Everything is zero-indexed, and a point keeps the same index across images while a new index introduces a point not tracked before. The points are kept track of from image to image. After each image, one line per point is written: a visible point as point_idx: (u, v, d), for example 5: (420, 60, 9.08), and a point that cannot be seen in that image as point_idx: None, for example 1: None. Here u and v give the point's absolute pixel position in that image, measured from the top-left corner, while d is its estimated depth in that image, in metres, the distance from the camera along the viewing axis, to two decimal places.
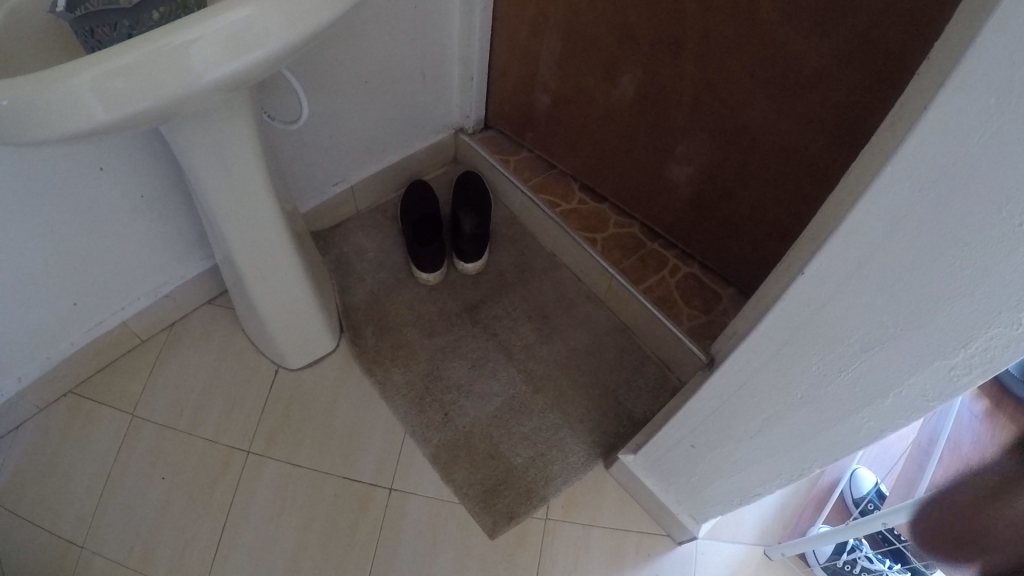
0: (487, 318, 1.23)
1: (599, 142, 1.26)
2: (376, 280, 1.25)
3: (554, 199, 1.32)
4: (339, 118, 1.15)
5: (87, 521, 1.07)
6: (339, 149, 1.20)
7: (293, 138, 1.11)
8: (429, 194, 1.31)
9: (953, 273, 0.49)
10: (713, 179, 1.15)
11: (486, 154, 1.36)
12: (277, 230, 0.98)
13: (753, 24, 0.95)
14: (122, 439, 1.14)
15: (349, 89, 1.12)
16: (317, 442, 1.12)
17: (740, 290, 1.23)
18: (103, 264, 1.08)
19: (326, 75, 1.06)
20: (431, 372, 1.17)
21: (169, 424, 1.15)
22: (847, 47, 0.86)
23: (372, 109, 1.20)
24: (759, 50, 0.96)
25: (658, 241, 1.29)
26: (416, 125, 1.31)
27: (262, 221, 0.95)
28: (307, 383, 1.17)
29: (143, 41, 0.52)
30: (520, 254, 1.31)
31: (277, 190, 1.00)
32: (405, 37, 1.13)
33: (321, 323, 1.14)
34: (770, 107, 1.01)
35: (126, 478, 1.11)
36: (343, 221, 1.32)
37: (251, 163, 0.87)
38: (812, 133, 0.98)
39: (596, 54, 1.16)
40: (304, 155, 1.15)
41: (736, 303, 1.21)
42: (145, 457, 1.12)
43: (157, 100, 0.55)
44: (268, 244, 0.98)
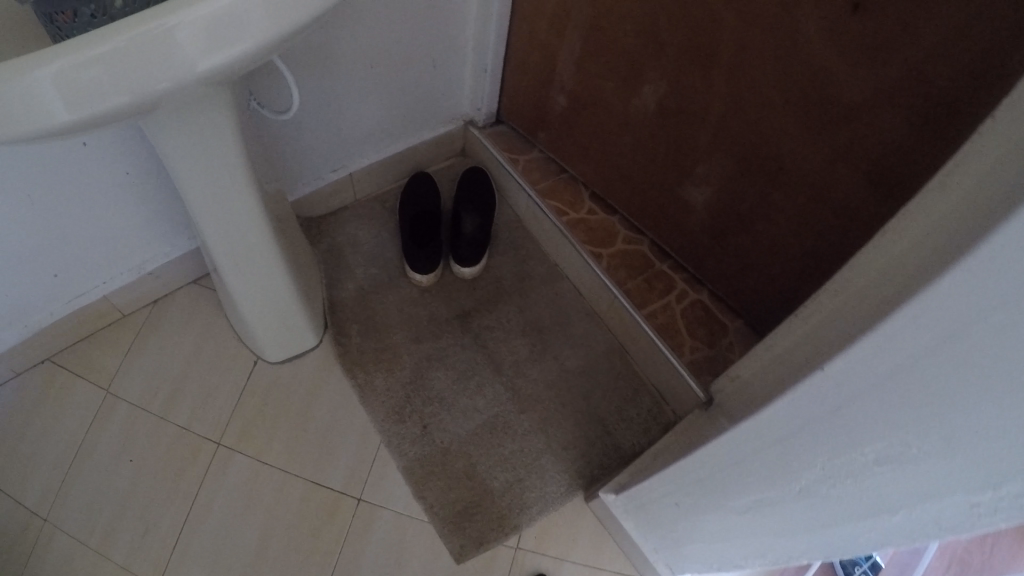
0: (479, 328, 1.15)
1: (614, 151, 1.18)
2: (367, 276, 1.18)
3: (562, 207, 1.24)
4: (342, 105, 1.08)
5: (51, 497, 1.01)
6: (339, 136, 1.13)
7: (287, 127, 1.04)
8: (432, 189, 1.25)
9: (996, 404, 0.41)
10: (733, 206, 1.07)
11: (495, 152, 1.28)
12: (262, 225, 0.91)
13: (792, 47, 0.86)
14: (93, 415, 1.07)
15: (355, 76, 1.05)
16: (289, 442, 1.06)
17: (748, 324, 1.15)
18: (83, 237, 1.00)
19: (327, 63, 0.99)
20: (413, 382, 1.10)
21: (141, 406, 1.07)
22: (896, 84, 0.78)
23: (379, 96, 1.13)
24: (797, 75, 0.88)
25: (667, 262, 1.21)
26: (424, 115, 1.23)
27: (246, 215, 0.88)
28: (286, 379, 1.10)
29: (115, 31, 0.44)
30: (521, 260, 1.23)
31: (263, 181, 0.93)
32: (421, 22, 1.05)
33: (304, 319, 1.07)
34: (802, 139, 0.92)
35: (93, 458, 1.04)
36: (338, 209, 1.25)
37: (235, 159, 0.79)
38: (847, 171, 0.90)
39: (620, 60, 1.08)
40: (301, 141, 1.08)
41: (743, 339, 1.13)
42: (114, 438, 1.05)
43: (134, 97, 0.47)
44: (252, 238, 0.91)
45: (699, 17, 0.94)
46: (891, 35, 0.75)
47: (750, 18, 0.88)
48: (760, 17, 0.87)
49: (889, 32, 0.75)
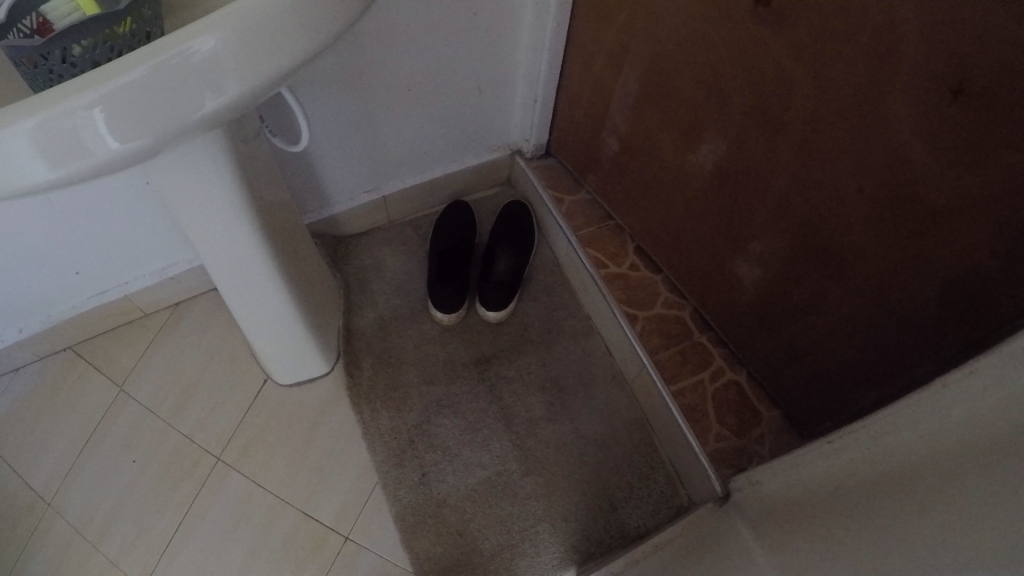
0: (496, 378, 1.10)
1: (666, 208, 1.08)
2: (388, 306, 1.15)
3: (603, 258, 1.16)
4: (376, 127, 1.06)
5: (57, 483, 1.01)
6: (371, 156, 1.11)
7: (310, 151, 1.03)
8: (469, 221, 1.20)
9: None
10: (785, 291, 0.96)
11: (542, 190, 1.22)
12: (271, 264, 0.87)
13: (875, 133, 0.75)
14: (105, 410, 1.07)
15: (389, 98, 1.03)
16: (285, 468, 1.02)
17: (784, 416, 1.05)
18: (107, 243, 1.00)
19: (345, 89, 0.96)
20: (419, 425, 1.06)
21: (150, 408, 1.07)
22: (990, 195, 0.67)
23: (417, 119, 1.10)
24: (874, 164, 0.77)
25: (709, 334, 1.11)
26: (467, 142, 1.19)
27: (249, 254, 0.83)
28: (292, 404, 1.07)
29: (94, 80, 0.38)
30: (551, 309, 1.17)
31: (277, 216, 0.89)
32: (461, 43, 1.01)
33: (315, 346, 1.04)
34: (871, 235, 0.82)
35: (101, 450, 1.03)
36: (366, 230, 1.23)
37: (237, 198, 0.75)
38: (918, 281, 0.79)
39: (680, 113, 0.99)
40: (332, 161, 1.07)
41: (777, 432, 1.04)
42: (123, 434, 1.05)
43: (128, 150, 0.42)
44: (260, 275, 0.87)
45: (772, 80, 0.84)
46: (991, 138, 0.64)
47: (831, 93, 0.78)
48: (841, 93, 0.77)
49: (989, 134, 0.64)
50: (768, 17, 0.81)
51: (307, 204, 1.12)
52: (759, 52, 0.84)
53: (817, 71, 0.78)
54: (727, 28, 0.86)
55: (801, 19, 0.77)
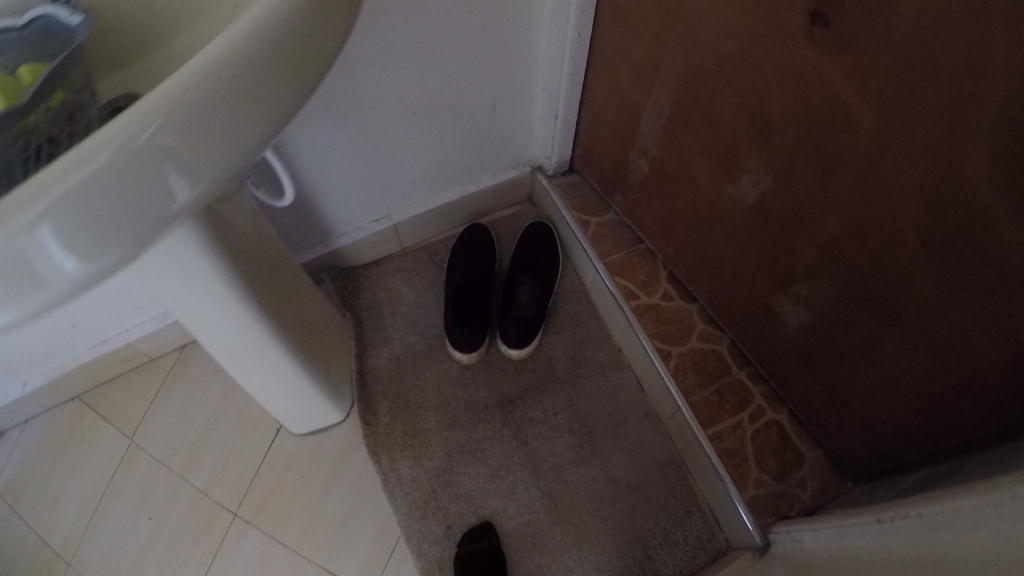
0: (521, 420, 1.05)
1: (703, 237, 1.00)
2: (404, 344, 1.09)
3: (633, 288, 1.08)
4: (377, 148, 1.00)
5: (74, 545, 0.97)
6: (374, 185, 1.05)
7: (302, 191, 0.98)
8: (489, 248, 1.14)
9: None
10: (833, 336, 0.88)
11: (566, 212, 1.14)
12: (267, 327, 0.79)
13: (950, 183, 0.65)
14: (116, 464, 1.02)
15: (388, 116, 0.96)
16: (304, 522, 0.96)
17: (828, 457, 0.98)
18: (102, 297, 0.93)
19: (327, 124, 0.90)
20: (442, 474, 1.00)
21: (162, 459, 1.02)
22: None
23: (422, 137, 1.03)
24: (941, 217, 0.68)
25: (747, 369, 1.04)
26: (481, 161, 1.11)
27: (240, 320, 0.75)
28: (308, 454, 1.02)
29: (31, 187, 0.27)
30: (578, 342, 1.11)
31: (267, 271, 0.80)
32: (463, 54, 0.92)
33: (328, 394, 0.98)
34: (933, 290, 0.73)
35: (116, 506, 0.99)
36: (379, 259, 1.17)
37: (218, 270, 0.67)
38: (985, 344, 0.71)
39: (717, 139, 0.88)
40: (334, 190, 1.01)
41: (821, 475, 0.97)
42: (136, 490, 1.00)
43: (97, 268, 0.32)
44: (256, 339, 0.80)
45: (827, 115, 0.74)
46: None
47: (901, 137, 0.67)
48: (911, 136, 0.66)
49: None
50: (824, 46, 0.70)
51: (311, 242, 1.07)
52: (813, 83, 0.73)
53: (884, 110, 0.68)
54: (774, 53, 0.75)
55: (869, 51, 0.66)
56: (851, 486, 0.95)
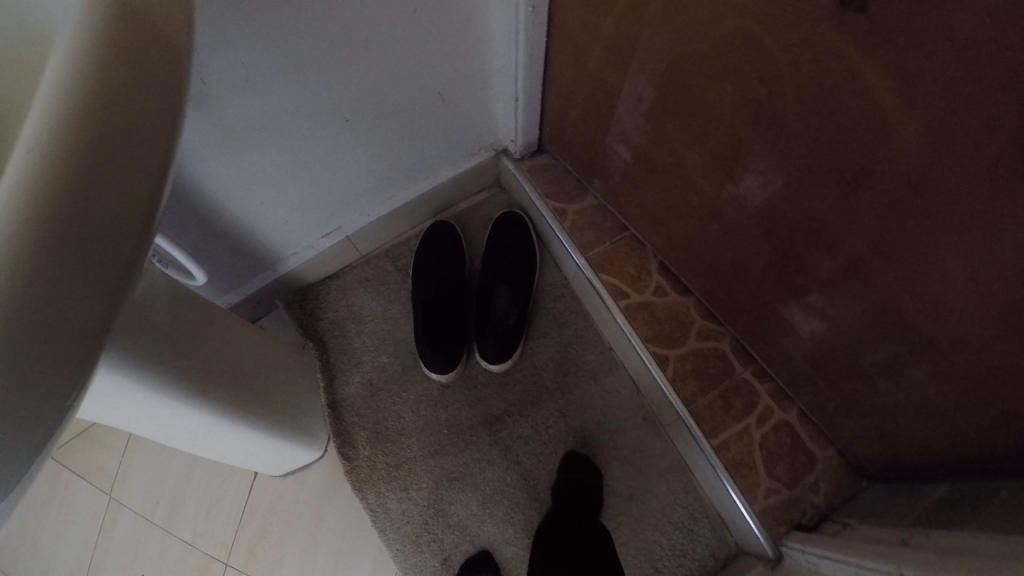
0: (509, 438, 0.97)
1: (706, 231, 0.86)
2: (375, 366, 1.01)
3: (621, 285, 0.99)
4: (313, 163, 0.85)
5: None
6: (314, 207, 0.92)
7: (228, 237, 0.87)
8: (458, 251, 1.04)
9: None
10: (849, 353, 0.77)
11: (540, 203, 1.03)
12: (215, 413, 0.73)
13: (1013, 220, 0.50)
14: (99, 521, 0.97)
15: (317, 129, 0.81)
16: (298, 564, 0.91)
17: (845, 456, 0.89)
18: None
19: (220, 170, 0.77)
20: (433, 504, 0.93)
21: (144, 514, 0.96)
22: None
23: (366, 142, 0.87)
24: (997, 256, 0.53)
25: (753, 366, 0.95)
26: (441, 152, 0.97)
27: (177, 412, 0.69)
28: (289, 496, 0.95)
29: None
30: (565, 345, 1.03)
31: (207, 347, 0.73)
32: (397, 46, 0.75)
33: (297, 435, 0.89)
34: (976, 328, 0.60)
35: (105, 569, 0.94)
36: (340, 270, 1.06)
37: (128, 386, 0.61)
38: None
39: (711, 133, 0.74)
40: (272, 215, 0.89)
41: (834, 476, 0.89)
42: (123, 550, 0.95)
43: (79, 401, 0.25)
44: (205, 424, 0.74)
45: (856, 127, 0.57)
46: None
47: (959, 164, 0.51)
48: (965, 160, 0.51)
49: None
50: (845, 47, 0.53)
51: (260, 276, 0.97)
52: (833, 90, 0.57)
53: (935, 131, 0.51)
54: (775, 47, 0.59)
55: (930, 62, 0.48)
56: (866, 486, 0.87)
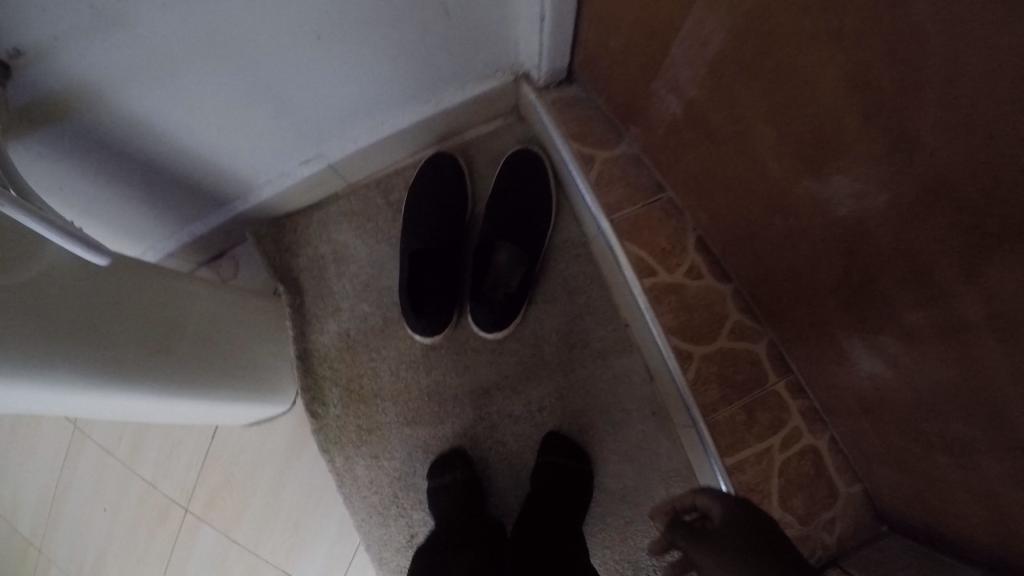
0: (496, 416, 0.86)
1: (767, 223, 0.68)
2: (353, 316, 0.90)
3: (649, 260, 0.82)
4: (285, 85, 0.69)
5: (42, 531, 0.94)
6: (278, 136, 0.78)
7: (171, 167, 0.75)
8: (457, 190, 0.91)
9: None
10: (908, 411, 0.62)
11: (564, 147, 0.87)
12: (156, 395, 0.61)
13: None
14: (65, 449, 0.94)
15: (284, 50, 0.63)
16: (257, 521, 0.87)
17: (869, 494, 0.78)
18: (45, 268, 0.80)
19: (131, 109, 0.63)
20: (404, 477, 0.85)
21: (108, 448, 0.93)
22: None
23: (352, 64, 0.69)
24: None
25: (788, 377, 0.80)
26: (451, 69, 0.79)
27: (100, 403, 0.56)
28: (253, 448, 0.89)
29: None
30: (572, 316, 0.88)
31: (125, 319, 0.59)
32: None
33: (263, 390, 0.81)
34: None
35: (73, 497, 0.93)
36: (323, 200, 0.95)
37: (26, 393, 0.47)
38: None
39: (793, 114, 0.55)
40: (237, 133, 0.74)
41: (851, 514, 0.78)
42: (88, 479, 0.93)
43: None
44: (144, 408, 0.62)
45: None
46: None
47: None
48: None
49: None
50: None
51: (223, 203, 0.87)
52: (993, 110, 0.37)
53: None
54: (914, 21, 0.38)
55: None
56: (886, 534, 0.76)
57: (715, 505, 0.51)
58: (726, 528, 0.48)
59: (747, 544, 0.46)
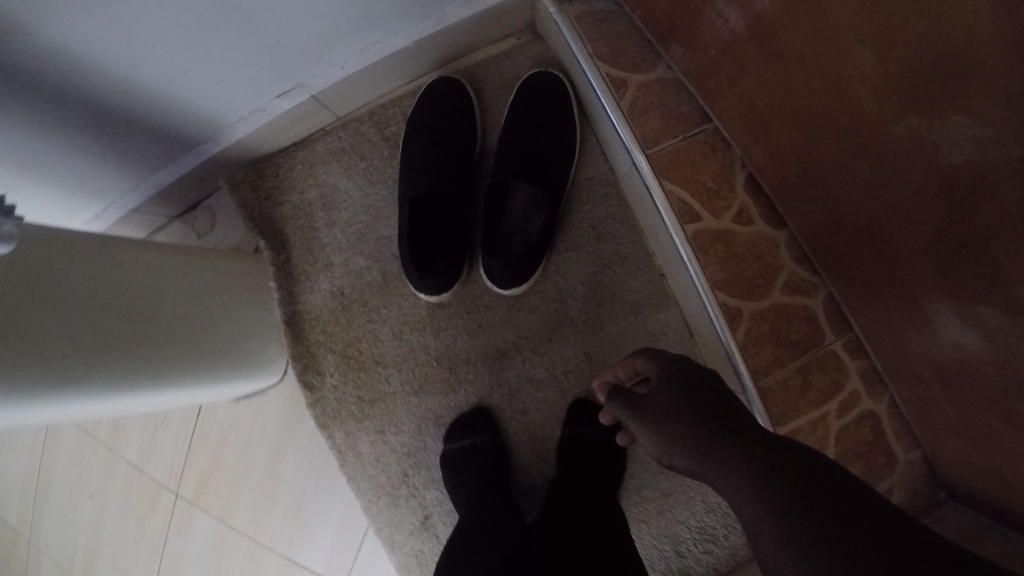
0: (516, 382, 0.77)
1: (853, 166, 0.57)
2: (347, 272, 0.79)
3: (692, 202, 0.71)
4: None
5: (30, 517, 0.91)
6: (244, 66, 0.66)
7: (116, 106, 0.64)
8: (461, 124, 0.78)
9: None
10: (1002, 387, 0.53)
11: (591, 68, 0.73)
12: (97, 381, 0.51)
13: None
14: (41, 434, 0.91)
15: None
16: (253, 504, 0.83)
17: (931, 462, 0.71)
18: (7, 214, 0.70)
19: (51, 25, 0.51)
20: (415, 452, 0.78)
21: (87, 432, 0.89)
22: None
23: None
24: None
25: (847, 335, 0.72)
26: None
27: (53, 412, 0.49)
28: (244, 426, 0.84)
29: None
30: (597, 267, 0.77)
31: (83, 313, 0.51)
32: None
33: (237, 351, 0.71)
34: None
35: (57, 484, 0.90)
36: (307, 137, 0.82)
37: None
38: None
39: (907, 41, 0.46)
40: (185, 53, 0.61)
41: (909, 484, 0.72)
42: (72, 465, 0.90)
43: None
44: (111, 398, 0.53)
45: None
46: None
47: None
48: None
49: None
50: None
51: (190, 144, 0.75)
52: None
53: None
54: None
55: None
56: (945, 501, 0.70)
57: (652, 365, 0.50)
58: (662, 383, 0.47)
59: (680, 390, 0.44)
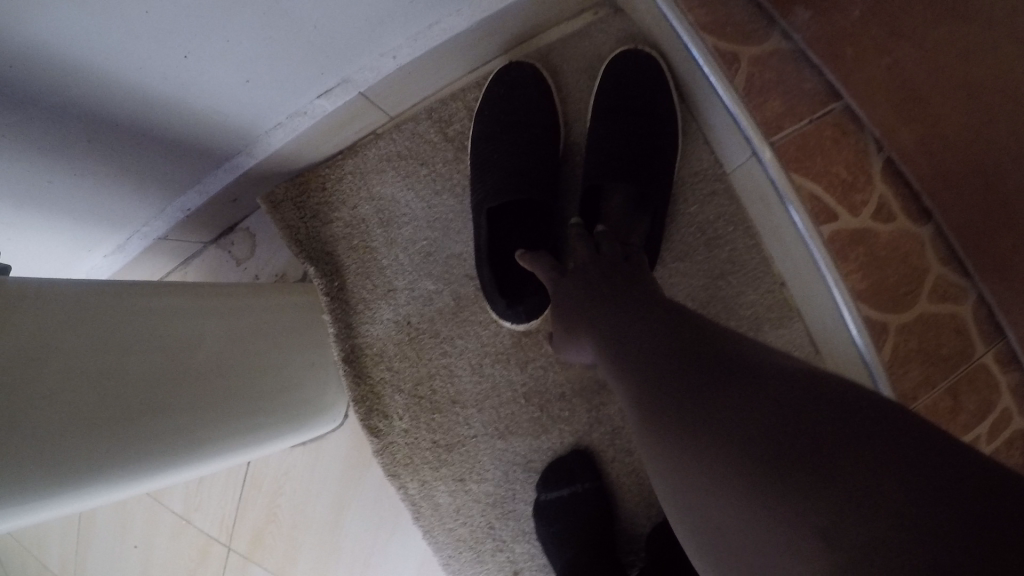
0: (618, 418, 0.66)
1: (1022, 119, 0.45)
2: (413, 297, 0.69)
3: (826, 197, 0.58)
4: None
5: (69, 569, 0.81)
6: (270, 60, 0.54)
7: (119, 120, 0.53)
8: (544, 120, 0.68)
9: None
10: None
11: (696, 42, 0.61)
12: (101, 450, 0.40)
13: None
14: None
15: None
16: (314, 561, 0.73)
17: None
18: (21, 249, 0.60)
19: (18, 21, 0.40)
20: (501, 500, 0.68)
21: None
22: None
23: None
24: None
25: (998, 345, 0.57)
26: None
27: (61, 499, 0.38)
28: (301, 474, 0.73)
29: None
30: (708, 281, 0.68)
31: (82, 381, 0.40)
32: None
33: (294, 391, 0.60)
34: None
35: (96, 533, 0.80)
36: (357, 142, 0.71)
37: None
38: None
39: None
40: (199, 43, 0.48)
41: None
42: (111, 513, 0.79)
43: None
44: (128, 470, 0.42)
45: None
46: None
47: None
48: None
49: None
50: None
51: (219, 158, 0.64)
52: None
53: None
54: None
55: None
56: None
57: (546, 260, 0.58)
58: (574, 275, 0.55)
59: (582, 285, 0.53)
